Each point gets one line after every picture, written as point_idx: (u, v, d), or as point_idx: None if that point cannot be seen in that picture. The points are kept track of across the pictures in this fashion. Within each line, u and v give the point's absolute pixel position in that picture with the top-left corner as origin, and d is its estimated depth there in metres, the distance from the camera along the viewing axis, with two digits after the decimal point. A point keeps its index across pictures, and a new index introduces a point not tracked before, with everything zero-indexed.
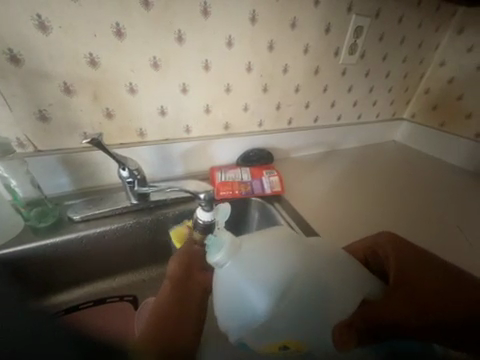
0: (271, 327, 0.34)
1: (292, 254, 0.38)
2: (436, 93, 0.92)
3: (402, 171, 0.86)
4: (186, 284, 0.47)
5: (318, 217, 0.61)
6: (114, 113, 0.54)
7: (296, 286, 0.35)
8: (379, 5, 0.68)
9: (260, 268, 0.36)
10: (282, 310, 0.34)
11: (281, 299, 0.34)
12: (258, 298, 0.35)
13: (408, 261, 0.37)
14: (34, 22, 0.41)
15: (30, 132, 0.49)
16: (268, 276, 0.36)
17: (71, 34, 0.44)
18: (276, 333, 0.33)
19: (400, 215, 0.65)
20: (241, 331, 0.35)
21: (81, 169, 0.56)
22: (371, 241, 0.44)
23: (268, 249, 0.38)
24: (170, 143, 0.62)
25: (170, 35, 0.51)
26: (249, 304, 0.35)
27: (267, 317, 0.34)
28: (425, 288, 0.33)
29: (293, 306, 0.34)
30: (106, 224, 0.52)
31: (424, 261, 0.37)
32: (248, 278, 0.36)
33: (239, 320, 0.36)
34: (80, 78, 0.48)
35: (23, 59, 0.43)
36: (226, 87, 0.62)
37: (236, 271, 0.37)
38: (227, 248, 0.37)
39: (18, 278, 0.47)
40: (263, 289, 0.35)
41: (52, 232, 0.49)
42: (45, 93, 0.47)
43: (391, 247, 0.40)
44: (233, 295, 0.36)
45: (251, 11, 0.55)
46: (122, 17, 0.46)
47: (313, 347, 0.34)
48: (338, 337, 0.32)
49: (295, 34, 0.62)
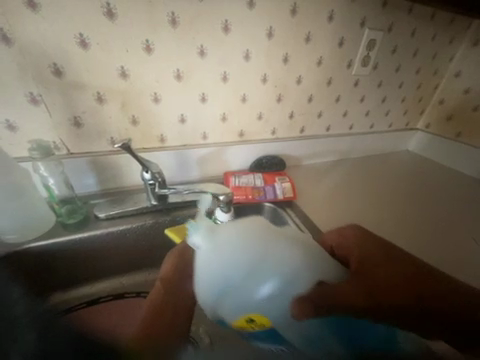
0: (239, 297, 0.35)
1: (271, 244, 0.37)
2: (452, 103, 0.91)
3: (416, 181, 0.85)
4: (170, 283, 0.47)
5: (329, 225, 0.62)
6: (138, 120, 0.59)
7: (265, 267, 0.36)
8: (392, 20, 0.71)
9: (235, 247, 0.37)
10: (254, 285, 0.35)
11: (247, 274, 0.35)
12: (228, 273, 0.36)
13: (372, 254, 0.41)
14: (76, 40, 0.47)
15: (65, 136, 0.54)
16: (239, 253, 0.36)
17: (106, 49, 0.49)
18: (246, 305, 0.35)
19: (412, 224, 0.65)
20: (216, 309, 0.37)
21: (106, 170, 0.60)
22: (338, 234, 0.46)
23: (249, 235, 0.38)
24: (188, 148, 0.66)
25: (192, 50, 0.55)
26: (221, 281, 0.36)
27: (234, 288, 0.35)
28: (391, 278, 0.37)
29: (260, 284, 0.35)
30: (127, 222, 0.56)
31: (387, 254, 0.41)
32: (221, 257, 0.36)
33: (212, 297, 0.36)
34: (111, 88, 0.53)
35: (65, 72, 0.49)
36: (242, 97, 0.65)
37: (211, 249, 0.37)
38: (205, 230, 0.40)
39: (48, 269, 0.51)
40: (238, 270, 0.35)
41: (79, 228, 0.53)
42: (80, 102, 0.52)
43: (355, 240, 0.43)
44: (207, 272, 0.37)
45: (268, 27, 0.58)
46: (151, 34, 0.51)
47: (284, 334, 0.34)
48: (296, 309, 0.32)
49: (310, 47, 0.65)
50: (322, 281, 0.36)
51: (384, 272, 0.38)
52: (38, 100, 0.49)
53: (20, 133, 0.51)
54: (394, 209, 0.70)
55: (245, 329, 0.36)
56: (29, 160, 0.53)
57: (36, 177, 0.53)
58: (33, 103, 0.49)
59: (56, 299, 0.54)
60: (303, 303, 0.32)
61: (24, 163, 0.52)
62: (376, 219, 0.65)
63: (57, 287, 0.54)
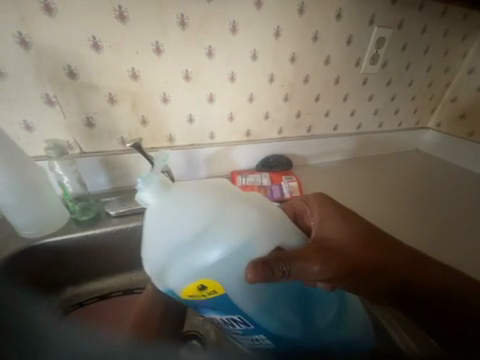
0: (188, 260, 0.35)
1: (226, 208, 0.37)
2: (465, 101, 0.89)
3: (427, 181, 0.83)
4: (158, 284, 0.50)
5: None
6: (148, 120, 0.60)
7: (217, 231, 0.35)
8: (401, 17, 0.70)
9: (186, 207, 0.37)
10: (202, 246, 0.35)
11: (198, 237, 0.35)
12: (177, 232, 0.36)
13: (328, 215, 0.45)
14: (89, 42, 0.48)
15: (78, 136, 0.56)
16: (192, 216, 0.37)
17: (118, 51, 0.51)
18: (193, 267, 0.35)
19: (422, 224, 0.64)
20: (164, 271, 0.36)
21: (116, 169, 0.62)
22: (301, 203, 0.50)
23: (202, 197, 0.39)
24: (195, 148, 0.67)
25: (201, 51, 0.56)
26: (170, 240, 0.36)
27: (184, 250, 0.35)
28: (348, 235, 0.41)
29: (209, 248, 0.35)
30: (137, 220, 0.57)
31: (343, 214, 0.45)
32: (172, 216, 0.37)
33: (161, 258, 0.36)
34: (122, 89, 0.55)
35: (78, 74, 0.51)
36: (249, 97, 0.66)
37: (164, 208, 0.38)
38: (157, 186, 0.39)
39: (61, 263, 0.53)
40: (186, 230, 0.36)
41: (91, 225, 0.54)
42: (92, 103, 0.54)
43: (315, 205, 0.48)
44: (158, 231, 0.37)
45: (275, 27, 0.59)
46: (160, 36, 0.52)
47: (234, 299, 0.35)
48: (251, 275, 0.32)
49: (317, 46, 0.65)
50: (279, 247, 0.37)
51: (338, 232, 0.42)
52: (53, 101, 0.51)
53: (36, 133, 0.53)
54: (403, 209, 0.69)
55: (195, 297, 0.35)
56: (45, 159, 0.55)
57: (52, 175, 0.55)
58: (49, 104, 0.51)
59: (70, 294, 0.55)
60: (262, 267, 0.32)
61: (41, 162, 0.55)
62: (383, 218, 0.65)
63: (70, 281, 0.56)
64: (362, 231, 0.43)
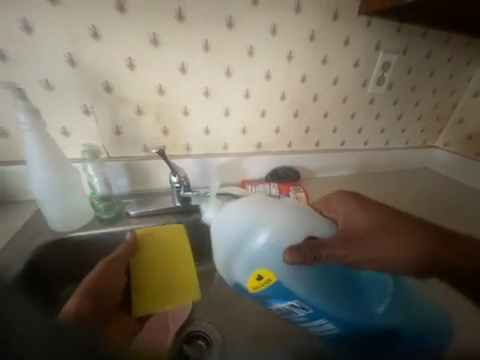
0: (245, 257, 0.44)
1: (267, 206, 0.45)
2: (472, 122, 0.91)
3: (435, 200, 0.84)
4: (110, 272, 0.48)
5: None
6: (169, 130, 0.66)
7: (260, 228, 0.44)
8: (406, 43, 0.75)
9: (233, 216, 0.46)
10: (253, 244, 0.44)
11: (251, 234, 0.44)
12: (232, 236, 0.45)
13: (355, 211, 0.48)
14: (125, 62, 0.56)
15: (107, 142, 0.63)
16: (239, 223, 0.45)
17: (149, 70, 0.58)
18: (251, 263, 0.43)
19: None
20: (229, 269, 0.45)
21: (138, 173, 0.68)
22: (325, 200, 0.51)
23: (243, 205, 0.46)
24: (210, 157, 0.72)
25: (221, 71, 0.62)
26: (229, 244, 0.45)
27: (242, 249, 0.44)
28: (375, 226, 0.46)
29: (257, 241, 0.43)
30: (154, 220, 0.62)
31: (369, 208, 0.49)
32: (225, 225, 0.46)
33: (224, 258, 0.45)
34: (149, 102, 0.61)
35: (113, 88, 0.58)
36: (262, 112, 0.71)
37: (219, 221, 0.47)
38: (213, 207, 0.49)
39: (82, 258, 0.57)
40: (239, 234, 0.45)
41: (112, 224, 0.59)
42: (123, 113, 0.61)
43: (336, 202, 0.50)
44: (218, 238, 0.47)
45: (288, 51, 0.65)
46: (186, 57, 0.59)
47: (291, 286, 0.40)
48: (288, 256, 0.38)
49: (326, 68, 0.71)
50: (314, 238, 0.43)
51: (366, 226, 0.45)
52: (89, 111, 0.58)
53: (71, 138, 0.60)
54: None
55: (258, 288, 0.42)
56: (80, 161, 0.61)
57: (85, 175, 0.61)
58: (85, 113, 0.58)
59: None
60: (294, 250, 0.38)
61: (76, 164, 0.61)
62: None
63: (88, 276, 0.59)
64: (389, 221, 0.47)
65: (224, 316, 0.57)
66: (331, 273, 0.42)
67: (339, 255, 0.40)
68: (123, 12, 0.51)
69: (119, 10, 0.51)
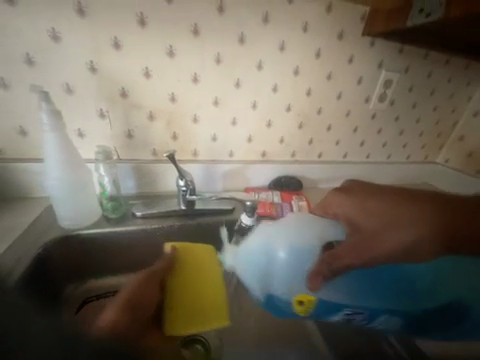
0: (278, 286, 0.46)
1: (273, 225, 0.50)
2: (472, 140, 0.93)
3: None
4: (147, 285, 0.52)
5: None
6: (178, 136, 0.69)
7: (275, 257, 0.47)
8: (408, 63, 0.79)
9: (248, 252, 0.50)
10: (278, 273, 0.46)
11: (269, 255, 0.48)
12: (253, 270, 0.49)
13: (361, 206, 0.43)
14: (142, 71, 0.59)
15: (118, 145, 0.66)
16: (256, 257, 0.49)
17: (164, 79, 0.61)
18: (290, 291, 0.45)
19: None
20: (268, 298, 0.47)
21: (146, 176, 0.70)
22: (330, 202, 0.49)
23: (252, 240, 0.51)
24: (215, 163, 0.75)
25: (230, 82, 0.66)
26: (255, 276, 0.49)
27: (270, 279, 0.47)
28: (388, 217, 0.39)
29: (280, 269, 0.46)
30: (159, 222, 0.63)
31: (375, 199, 0.43)
32: (244, 262, 0.51)
33: (259, 290, 0.48)
34: (162, 109, 0.65)
35: (129, 94, 0.61)
36: (267, 123, 0.74)
37: (239, 265, 0.52)
38: (229, 252, 0.55)
39: (88, 255, 0.59)
40: (261, 268, 0.48)
41: (118, 223, 0.61)
42: (136, 118, 0.64)
43: (335, 203, 0.48)
44: (245, 279, 0.51)
45: (295, 66, 0.69)
46: (199, 69, 0.62)
47: (332, 300, 0.41)
48: (312, 283, 0.42)
49: (331, 83, 0.74)
50: (332, 243, 0.44)
51: (366, 221, 0.41)
52: (104, 115, 0.62)
53: (86, 139, 0.63)
54: None
55: (308, 311, 0.43)
56: (93, 162, 0.64)
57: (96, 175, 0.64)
58: (101, 116, 0.61)
59: (92, 285, 0.60)
60: (315, 276, 0.41)
61: (89, 164, 0.64)
62: None
63: (92, 274, 0.61)
64: (405, 207, 0.39)
65: None
66: (371, 273, 0.40)
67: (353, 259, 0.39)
68: (143, 26, 0.56)
69: (141, 24, 0.55)
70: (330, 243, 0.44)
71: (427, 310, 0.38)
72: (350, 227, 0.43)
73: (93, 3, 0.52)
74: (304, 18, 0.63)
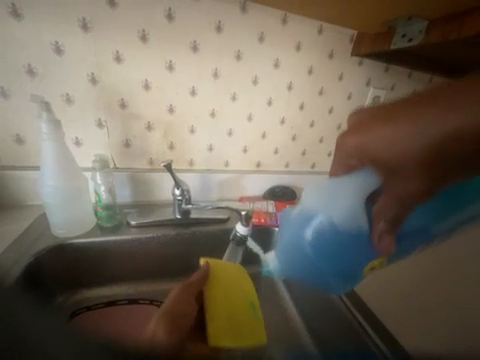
0: (343, 263, 0.37)
1: (294, 212, 0.39)
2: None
3: None
4: (187, 296, 0.45)
5: None
6: (175, 145, 0.70)
7: (321, 237, 0.36)
8: (394, 81, 0.84)
9: (288, 243, 0.40)
10: (336, 253, 0.36)
11: (303, 244, 0.38)
12: (302, 261, 0.39)
13: (400, 138, 0.21)
14: (142, 83, 0.61)
15: (115, 153, 0.66)
16: (299, 245, 0.38)
17: (162, 91, 0.63)
18: (362, 260, 0.36)
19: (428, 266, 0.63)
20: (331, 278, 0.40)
21: (141, 184, 0.70)
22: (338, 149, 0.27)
23: (287, 231, 0.40)
24: (211, 172, 0.76)
25: (227, 96, 0.69)
26: (305, 264, 0.39)
27: (329, 259, 0.37)
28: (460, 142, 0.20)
29: (335, 247, 0.36)
30: (154, 231, 0.62)
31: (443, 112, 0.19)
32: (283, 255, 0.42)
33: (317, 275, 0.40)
34: (160, 120, 0.66)
35: (128, 105, 0.62)
36: (262, 134, 0.77)
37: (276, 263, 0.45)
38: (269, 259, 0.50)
39: (80, 264, 0.58)
40: (311, 256, 0.38)
41: (112, 232, 0.60)
42: (133, 128, 0.65)
43: (359, 148, 0.24)
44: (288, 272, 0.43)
45: (289, 82, 0.72)
46: (197, 82, 0.65)
47: (405, 243, 0.35)
48: (386, 246, 0.33)
49: (323, 98, 0.78)
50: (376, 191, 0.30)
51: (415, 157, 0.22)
52: (103, 124, 0.63)
53: (83, 147, 0.64)
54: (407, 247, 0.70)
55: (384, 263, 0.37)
56: (90, 170, 0.65)
57: (93, 183, 0.64)
58: (99, 126, 0.63)
59: (82, 295, 0.59)
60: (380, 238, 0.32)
61: (86, 172, 0.65)
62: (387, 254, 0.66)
63: (84, 284, 0.60)
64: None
65: None
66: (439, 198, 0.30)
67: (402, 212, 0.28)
68: (145, 42, 0.58)
69: (142, 39, 0.58)
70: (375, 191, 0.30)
71: None
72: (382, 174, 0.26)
73: (97, 20, 0.54)
74: (297, 38, 0.68)
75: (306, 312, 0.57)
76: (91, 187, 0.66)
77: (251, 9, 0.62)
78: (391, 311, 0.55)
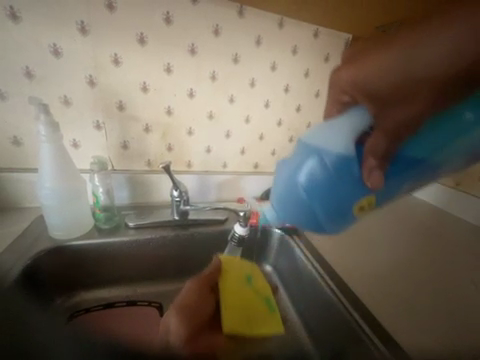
0: (334, 204, 0.37)
1: (288, 159, 0.40)
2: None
3: (432, 222, 0.83)
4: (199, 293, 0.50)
5: (341, 264, 0.60)
6: (173, 147, 0.71)
7: (313, 177, 0.37)
8: None
9: (282, 191, 0.40)
10: (325, 193, 0.37)
11: (298, 186, 0.38)
12: (296, 206, 0.39)
13: (381, 63, 0.28)
14: (140, 86, 0.62)
15: (113, 155, 0.66)
16: (292, 189, 0.39)
17: (160, 93, 0.64)
18: (351, 200, 0.37)
19: (431, 268, 0.61)
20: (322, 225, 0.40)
21: (140, 186, 0.70)
22: (333, 86, 0.34)
23: (281, 180, 0.40)
24: (209, 174, 0.76)
25: (224, 98, 0.69)
26: (298, 211, 0.40)
27: (320, 201, 0.37)
28: (424, 62, 0.26)
29: (325, 185, 0.36)
30: (153, 232, 0.63)
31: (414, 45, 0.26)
32: (276, 206, 0.42)
33: (309, 221, 0.40)
34: (158, 123, 0.67)
35: (126, 107, 0.63)
36: (260, 135, 0.77)
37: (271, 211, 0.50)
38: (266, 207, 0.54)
39: (78, 266, 0.58)
40: (303, 199, 0.38)
41: (110, 234, 0.60)
42: (131, 130, 0.65)
43: (350, 76, 0.31)
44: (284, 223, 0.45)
45: (285, 84, 0.73)
46: (194, 84, 0.65)
47: (390, 185, 0.37)
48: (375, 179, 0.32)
49: (319, 100, 0.79)
50: (366, 131, 0.34)
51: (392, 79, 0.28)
52: (101, 126, 0.63)
53: (81, 149, 0.64)
54: (409, 249, 0.68)
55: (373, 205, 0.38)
56: (88, 172, 0.65)
57: (91, 185, 0.64)
58: (97, 128, 0.63)
59: (80, 297, 0.58)
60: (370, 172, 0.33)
61: (84, 174, 0.65)
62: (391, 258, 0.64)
63: (82, 286, 0.59)
64: (458, 34, 0.24)
65: None
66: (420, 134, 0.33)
67: (391, 146, 0.31)
68: (143, 45, 0.59)
69: (140, 42, 0.58)
70: (365, 132, 0.34)
71: None
72: (372, 106, 0.31)
73: (95, 23, 0.55)
74: (293, 42, 0.69)
75: (307, 318, 0.56)
76: (89, 189, 0.66)
77: (248, 13, 0.63)
78: (404, 310, 0.48)
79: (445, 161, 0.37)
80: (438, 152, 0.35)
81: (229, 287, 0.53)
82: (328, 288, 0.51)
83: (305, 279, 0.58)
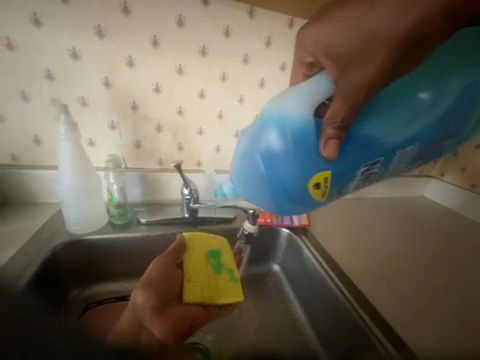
0: (290, 176, 0.41)
1: (250, 130, 0.44)
2: None
3: (448, 224, 0.80)
4: (167, 269, 0.52)
5: (352, 266, 0.58)
6: (183, 147, 0.72)
7: (271, 147, 0.41)
8: None
9: (244, 162, 0.44)
10: (282, 165, 0.41)
11: (260, 156, 0.43)
12: (256, 176, 0.44)
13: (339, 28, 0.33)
14: (153, 86, 0.64)
15: (126, 154, 0.69)
16: (253, 159, 0.43)
17: (171, 93, 0.66)
18: (306, 174, 0.41)
19: (448, 271, 0.59)
20: (282, 196, 0.44)
21: (151, 184, 0.73)
22: (301, 50, 0.38)
23: (243, 151, 0.45)
24: (218, 173, 0.77)
25: (234, 98, 0.70)
26: (259, 180, 0.44)
27: (278, 171, 0.42)
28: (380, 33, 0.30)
29: (282, 157, 0.41)
30: (163, 229, 0.64)
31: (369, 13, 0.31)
32: (240, 178, 0.46)
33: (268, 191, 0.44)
34: (169, 123, 0.69)
35: (139, 107, 0.65)
36: None
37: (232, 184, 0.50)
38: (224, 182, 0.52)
39: (92, 260, 0.60)
40: (263, 169, 0.43)
41: (122, 230, 0.63)
42: (143, 129, 0.67)
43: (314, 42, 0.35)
44: (249, 197, 0.46)
45: None
46: (204, 85, 0.67)
47: (344, 163, 0.40)
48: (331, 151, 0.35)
49: None
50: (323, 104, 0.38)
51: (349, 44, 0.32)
52: (115, 126, 0.65)
53: (96, 148, 0.67)
54: (422, 251, 0.66)
55: (327, 181, 0.41)
56: (102, 170, 0.67)
57: (105, 183, 0.67)
58: (112, 128, 0.65)
59: (94, 290, 0.61)
60: (327, 142, 0.34)
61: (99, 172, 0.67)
62: (404, 260, 0.61)
63: (96, 278, 0.62)
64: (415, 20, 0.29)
65: (221, 329, 0.58)
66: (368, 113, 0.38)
67: (349, 115, 0.33)
68: (156, 47, 0.61)
69: (154, 44, 0.60)
70: (323, 104, 0.38)
71: (435, 117, 0.40)
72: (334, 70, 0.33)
73: (112, 27, 0.57)
74: None
75: (317, 321, 0.55)
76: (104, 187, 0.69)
77: (259, 14, 0.63)
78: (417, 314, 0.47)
79: (402, 143, 0.40)
80: (386, 132, 0.39)
81: (195, 262, 0.54)
82: (336, 287, 0.51)
83: (313, 278, 0.57)
